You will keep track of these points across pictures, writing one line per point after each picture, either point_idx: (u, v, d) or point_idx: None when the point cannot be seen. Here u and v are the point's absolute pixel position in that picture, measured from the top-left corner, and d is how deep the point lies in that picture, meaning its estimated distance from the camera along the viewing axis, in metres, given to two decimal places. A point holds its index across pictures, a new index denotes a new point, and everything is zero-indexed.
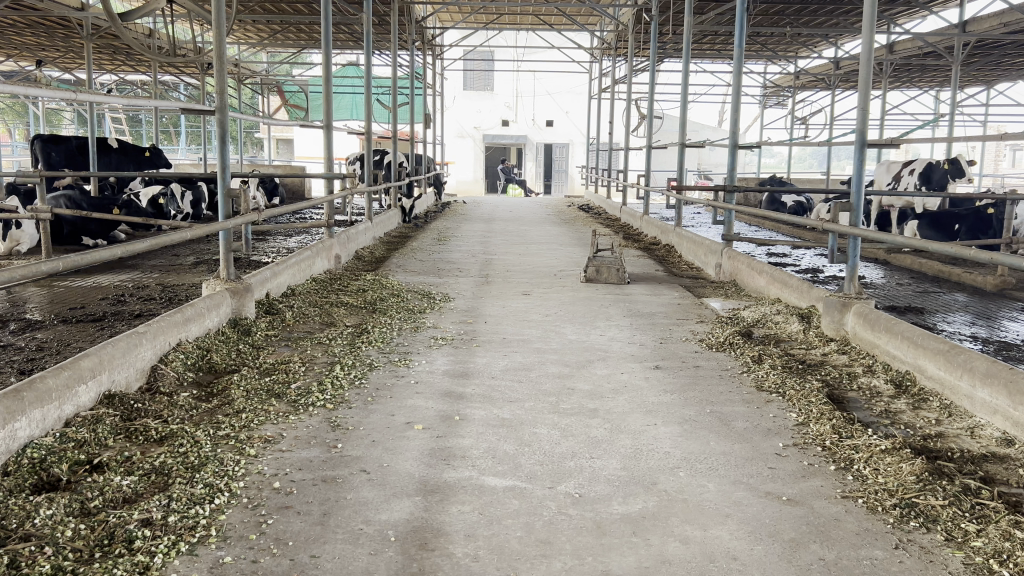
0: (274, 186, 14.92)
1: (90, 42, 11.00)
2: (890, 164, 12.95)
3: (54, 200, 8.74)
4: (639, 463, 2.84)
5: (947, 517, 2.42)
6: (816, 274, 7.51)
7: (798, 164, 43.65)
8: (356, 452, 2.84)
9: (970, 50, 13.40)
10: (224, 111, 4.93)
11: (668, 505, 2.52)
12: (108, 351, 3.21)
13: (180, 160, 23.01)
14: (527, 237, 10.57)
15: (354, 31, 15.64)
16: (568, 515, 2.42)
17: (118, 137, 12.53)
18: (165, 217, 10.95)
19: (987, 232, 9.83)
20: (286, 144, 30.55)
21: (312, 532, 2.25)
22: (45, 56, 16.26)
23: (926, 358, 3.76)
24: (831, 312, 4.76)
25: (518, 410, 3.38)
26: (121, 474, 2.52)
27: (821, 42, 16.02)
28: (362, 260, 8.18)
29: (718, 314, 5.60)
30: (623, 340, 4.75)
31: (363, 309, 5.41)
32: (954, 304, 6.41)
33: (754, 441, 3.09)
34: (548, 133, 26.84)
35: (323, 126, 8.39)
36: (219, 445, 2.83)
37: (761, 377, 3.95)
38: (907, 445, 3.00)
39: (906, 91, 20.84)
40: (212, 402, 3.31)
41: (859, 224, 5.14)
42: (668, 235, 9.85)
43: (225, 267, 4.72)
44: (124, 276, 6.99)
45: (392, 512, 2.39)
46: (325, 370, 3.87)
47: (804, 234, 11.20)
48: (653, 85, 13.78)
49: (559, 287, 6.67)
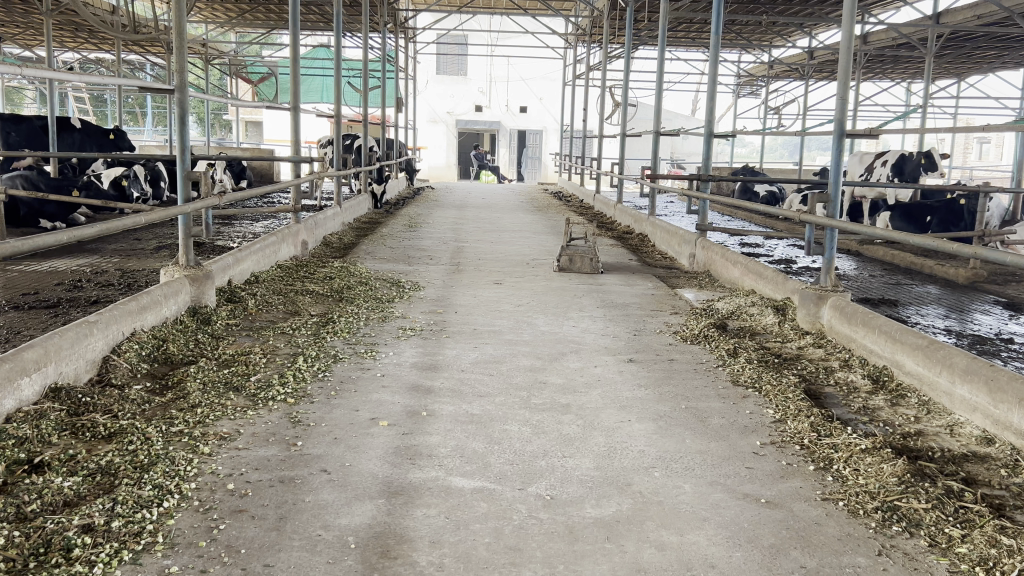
0: (241, 169, 14.64)
1: (48, 19, 10.57)
2: (864, 155, 13.03)
3: (10, 181, 8.43)
4: (613, 462, 2.74)
5: (930, 521, 2.36)
6: (789, 265, 7.47)
7: (770, 154, 44.08)
8: (318, 451, 2.70)
9: (944, 42, 13.45)
10: (184, 91, 4.71)
11: (642, 508, 2.41)
12: (55, 342, 3.02)
13: (147, 143, 22.55)
14: (500, 224, 10.42)
15: (325, 12, 15.35)
16: (539, 520, 2.31)
17: (81, 117, 12.14)
18: (127, 200, 10.61)
19: (959, 224, 9.88)
20: (255, 126, 30.07)
21: (266, 538, 2.11)
22: (4, 33, 15.80)
23: (904, 354, 3.71)
24: (806, 304, 4.71)
25: (488, 406, 3.26)
26: (62, 475, 2.35)
27: (795, 32, 15.98)
28: (330, 247, 7.97)
29: (692, 305, 5.52)
30: (596, 332, 4.64)
31: (329, 297, 5.24)
32: (927, 297, 6.39)
33: (730, 439, 3.00)
34: (522, 120, 26.68)
35: (289, 108, 8.09)
36: (171, 442, 2.67)
37: (737, 371, 3.87)
38: (888, 444, 2.94)
39: (880, 83, 20.93)
40: (166, 396, 3.14)
41: (836, 216, 5.04)
42: (641, 225, 9.78)
43: (184, 253, 4.52)
44: (82, 261, 6.74)
45: (354, 517, 2.26)
46: (288, 362, 3.71)
47: (777, 225, 11.23)
48: (630, 70, 13.47)
49: (531, 276, 6.50)
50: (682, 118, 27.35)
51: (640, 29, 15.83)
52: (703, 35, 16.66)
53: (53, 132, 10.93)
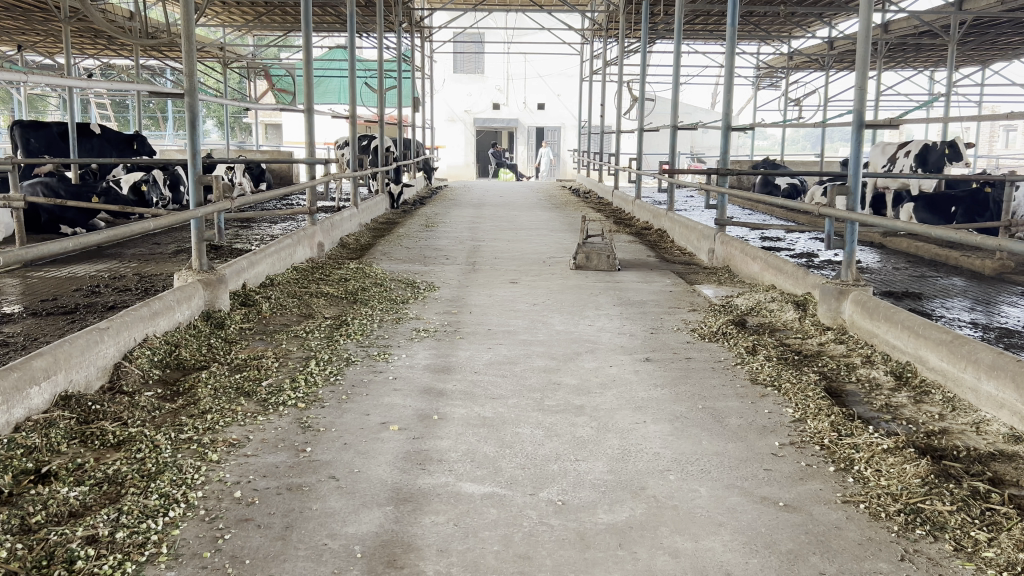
0: (261, 171, 14.72)
1: (66, 25, 10.64)
2: (885, 145, 12.84)
3: (30, 188, 8.51)
4: (627, 465, 2.68)
5: (956, 525, 2.28)
6: (810, 259, 7.35)
7: (790, 146, 43.68)
8: (327, 458, 2.66)
9: (967, 29, 13.22)
10: (195, 95, 4.68)
11: (656, 513, 2.36)
12: (65, 349, 3.01)
13: (169, 147, 22.81)
14: (517, 223, 10.35)
15: (340, 13, 15.36)
16: (550, 525, 2.26)
17: (100, 123, 12.26)
18: (147, 204, 10.68)
19: (984, 214, 9.69)
20: (275, 128, 30.31)
21: (272, 548, 2.08)
22: (25, 41, 16.00)
23: (928, 349, 3.62)
24: (827, 299, 4.60)
25: (501, 409, 3.20)
26: (70, 485, 2.34)
27: (814, 22, 15.76)
28: (346, 248, 7.97)
29: (711, 302, 5.42)
30: (612, 330, 4.57)
31: (343, 300, 5.21)
32: (953, 289, 6.26)
33: (748, 440, 2.93)
34: (540, 117, 26.60)
35: (303, 109, 8.02)
36: (180, 450, 2.66)
37: (756, 369, 3.78)
38: (910, 444, 2.85)
39: (902, 72, 20.60)
40: (176, 402, 3.12)
41: (857, 209, 4.93)
42: (660, 220, 9.68)
43: (197, 258, 4.51)
44: (102, 266, 6.79)
45: (360, 525, 2.22)
46: (300, 366, 3.68)
47: (799, 217, 11.08)
48: (644, 64, 13.03)
49: (548, 275, 6.44)
50: (701, 112, 27.12)
51: (656, 22, 15.72)
52: (720, 27, 16.49)
53: (74, 139, 11.04)
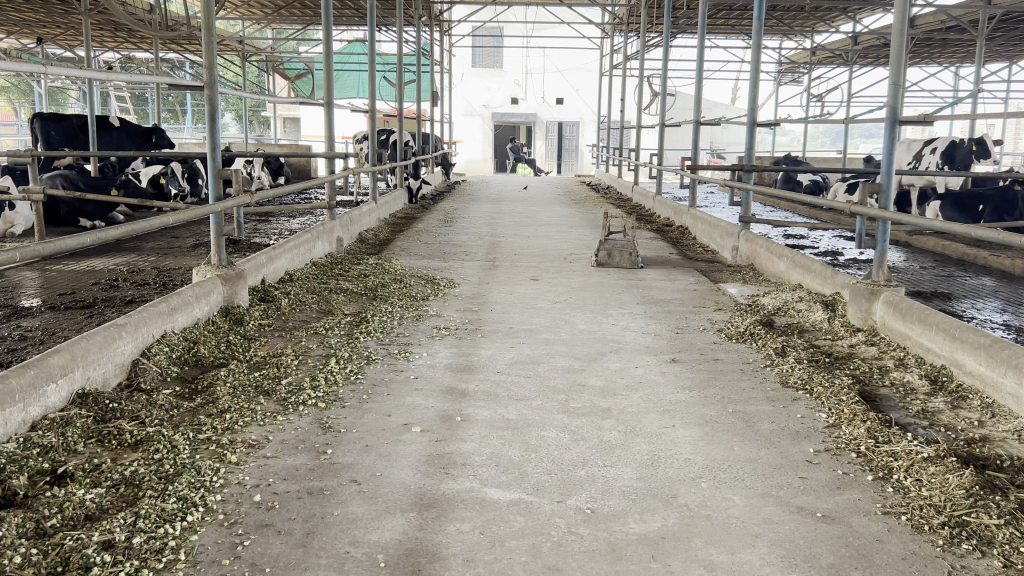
0: (279, 166, 14.76)
1: (86, 18, 10.57)
2: (910, 142, 12.62)
3: (50, 181, 8.51)
4: (657, 472, 2.59)
5: (1005, 540, 2.17)
6: (836, 257, 7.22)
7: (812, 142, 43.49)
8: (348, 460, 2.60)
9: (996, 24, 12.92)
10: (214, 88, 4.60)
11: (689, 523, 2.27)
12: (82, 347, 2.96)
13: (189, 140, 22.92)
14: (536, 218, 10.24)
15: (359, 6, 15.25)
16: (579, 536, 2.17)
17: (120, 116, 12.29)
18: (165, 198, 10.67)
19: (1013, 213, 9.45)
20: (293, 122, 30.38)
21: (292, 556, 2.01)
22: (46, 33, 16.06)
23: (965, 352, 3.49)
24: (858, 300, 4.48)
25: (525, 410, 3.13)
26: (85, 486, 2.28)
27: (838, 17, 15.50)
28: (365, 243, 7.89)
29: (736, 301, 5.31)
30: (637, 330, 4.48)
31: (363, 296, 5.15)
32: (983, 290, 6.11)
33: (781, 446, 2.83)
34: (558, 112, 26.46)
35: (323, 103, 7.91)
36: (198, 451, 2.60)
37: (786, 372, 3.68)
38: (952, 452, 2.74)
39: (927, 69, 20.29)
40: (195, 401, 3.06)
41: (889, 207, 4.78)
42: (682, 216, 9.55)
43: (215, 253, 4.45)
44: (120, 259, 6.77)
45: (383, 532, 2.15)
46: (319, 364, 3.63)
47: (823, 215, 10.92)
48: (667, 57, 12.62)
49: (569, 272, 6.35)
50: (722, 107, 26.80)
51: (679, 17, 15.50)
52: (743, 22, 16.27)
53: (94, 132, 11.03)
